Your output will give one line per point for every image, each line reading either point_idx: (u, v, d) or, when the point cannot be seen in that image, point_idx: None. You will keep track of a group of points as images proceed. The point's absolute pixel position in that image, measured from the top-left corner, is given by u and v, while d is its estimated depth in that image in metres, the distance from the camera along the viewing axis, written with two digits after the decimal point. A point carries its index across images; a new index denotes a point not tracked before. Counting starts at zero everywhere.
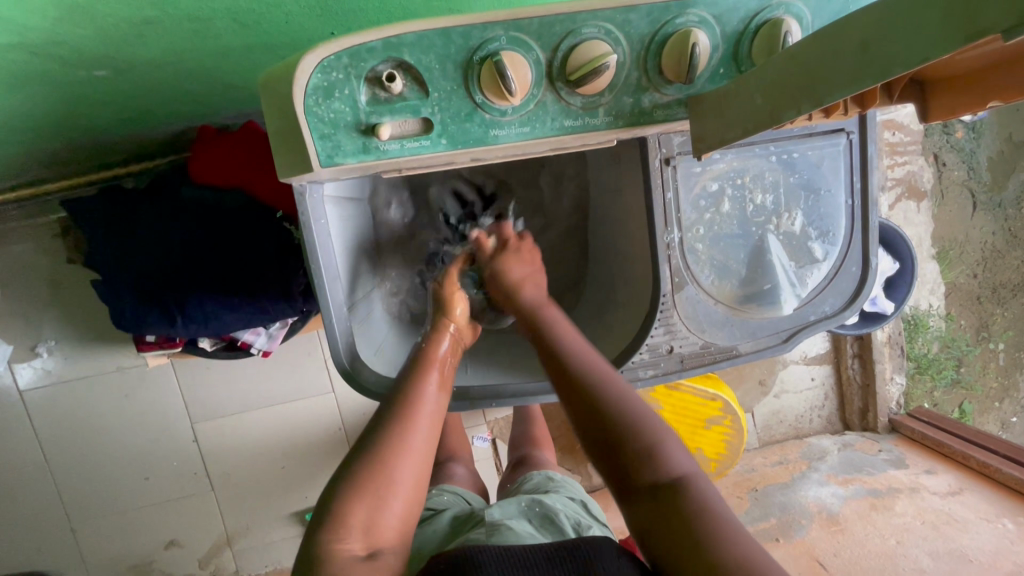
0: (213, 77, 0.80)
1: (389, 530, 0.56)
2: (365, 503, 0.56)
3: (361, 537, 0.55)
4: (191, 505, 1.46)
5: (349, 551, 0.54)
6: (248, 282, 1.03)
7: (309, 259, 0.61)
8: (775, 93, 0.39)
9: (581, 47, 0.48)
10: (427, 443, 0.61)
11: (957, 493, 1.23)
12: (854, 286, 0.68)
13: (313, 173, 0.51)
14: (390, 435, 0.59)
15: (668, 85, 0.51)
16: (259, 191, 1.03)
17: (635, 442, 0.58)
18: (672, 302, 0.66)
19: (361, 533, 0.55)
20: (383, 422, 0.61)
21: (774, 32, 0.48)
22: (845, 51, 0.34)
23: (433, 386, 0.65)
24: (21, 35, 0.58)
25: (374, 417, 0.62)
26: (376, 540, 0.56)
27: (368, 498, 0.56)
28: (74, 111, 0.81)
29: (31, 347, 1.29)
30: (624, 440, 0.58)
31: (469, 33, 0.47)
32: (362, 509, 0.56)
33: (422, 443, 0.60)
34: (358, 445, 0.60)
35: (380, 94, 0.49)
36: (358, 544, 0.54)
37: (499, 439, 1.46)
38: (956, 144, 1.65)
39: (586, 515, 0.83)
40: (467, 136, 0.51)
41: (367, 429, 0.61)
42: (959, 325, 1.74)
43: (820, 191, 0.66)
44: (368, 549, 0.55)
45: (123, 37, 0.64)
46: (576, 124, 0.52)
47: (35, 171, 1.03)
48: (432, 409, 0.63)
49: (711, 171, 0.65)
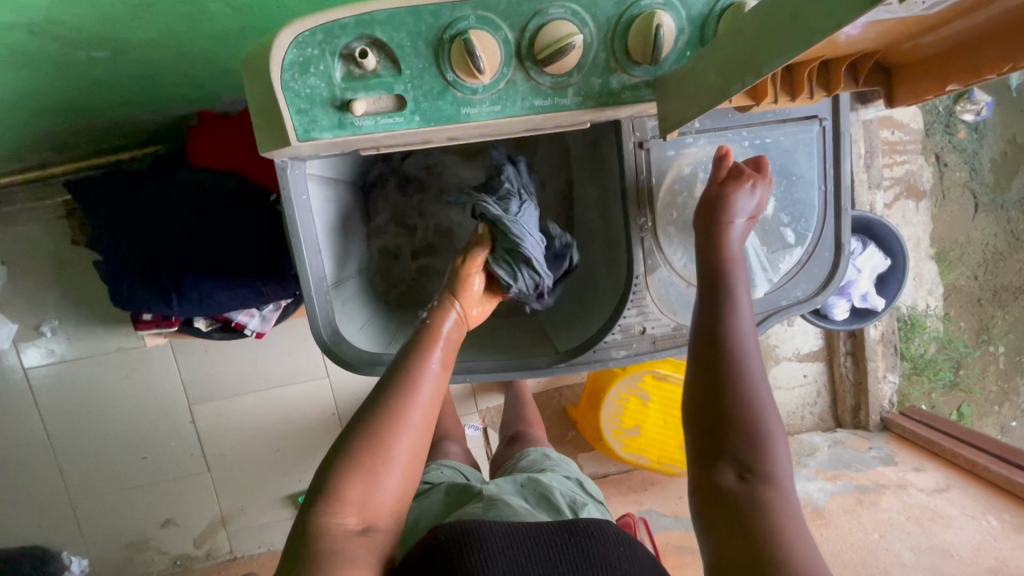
0: (208, 61, 0.83)
1: (383, 505, 0.58)
2: (357, 477, 0.58)
3: (355, 511, 0.57)
4: (188, 485, 1.50)
5: (341, 524, 0.56)
6: (243, 263, 1.06)
7: (290, 234, 0.63)
8: (726, 70, 0.40)
9: (547, 28, 0.49)
10: (424, 421, 0.62)
11: (943, 490, 1.23)
12: (826, 272, 0.69)
13: (292, 147, 0.53)
14: (391, 412, 0.60)
15: (635, 66, 0.52)
16: (254, 175, 1.05)
17: (743, 426, 0.53)
18: (644, 283, 0.67)
19: (355, 507, 0.57)
20: (379, 400, 0.62)
21: (736, 15, 0.49)
22: (779, 23, 0.34)
23: (435, 363, 0.65)
24: (23, 13, 0.60)
25: (374, 391, 0.63)
26: (370, 516, 0.58)
27: (361, 473, 0.58)
28: (77, 93, 0.84)
29: (36, 326, 1.33)
30: (737, 422, 0.53)
31: (439, 12, 0.49)
32: (356, 486, 0.57)
33: (418, 421, 0.61)
34: (354, 421, 0.62)
35: (355, 71, 0.51)
36: (351, 519, 0.57)
37: (490, 427, 1.48)
38: (958, 144, 1.64)
39: (582, 493, 0.85)
40: (439, 113, 0.53)
41: (364, 405, 0.62)
42: (958, 327, 1.73)
43: (794, 177, 0.67)
44: (362, 524, 0.57)
45: (119, 18, 0.66)
46: (546, 103, 0.53)
47: (41, 153, 1.06)
48: (432, 387, 0.63)
49: (685, 156, 0.66)
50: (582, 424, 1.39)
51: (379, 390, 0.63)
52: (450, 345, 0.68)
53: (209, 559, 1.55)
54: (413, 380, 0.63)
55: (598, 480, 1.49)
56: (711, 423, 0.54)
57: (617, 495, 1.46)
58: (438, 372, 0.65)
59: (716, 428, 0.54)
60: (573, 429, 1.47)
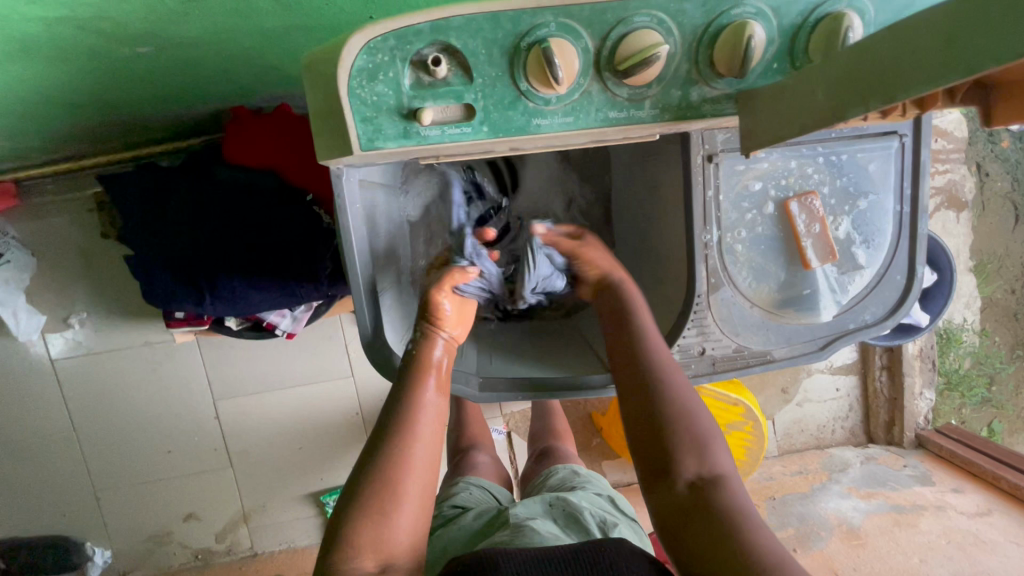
0: (250, 58, 0.81)
1: (398, 546, 0.56)
2: (370, 521, 0.56)
3: (370, 555, 0.55)
4: (211, 480, 1.50)
5: (357, 569, 0.54)
6: (278, 264, 1.04)
7: (343, 243, 0.62)
8: (841, 89, 0.38)
9: (631, 37, 0.46)
10: (427, 454, 0.61)
11: (985, 514, 1.19)
12: (897, 295, 0.66)
13: (353, 156, 0.51)
14: (393, 449, 0.59)
15: (718, 78, 0.49)
16: (290, 174, 1.03)
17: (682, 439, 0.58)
18: (706, 303, 0.64)
19: (370, 551, 0.55)
20: (383, 439, 0.60)
21: (834, 27, 0.46)
22: (927, 44, 0.33)
23: (431, 392, 0.64)
24: (70, 8, 0.58)
25: (376, 432, 0.62)
26: (386, 555, 0.56)
27: (373, 516, 0.56)
28: (116, 87, 0.82)
29: (64, 318, 1.33)
30: (675, 427, 0.58)
31: (518, 19, 0.46)
32: (368, 527, 0.56)
33: (423, 454, 0.60)
34: (361, 463, 0.60)
35: (424, 78, 0.48)
36: (367, 562, 0.55)
37: (515, 432, 1.45)
38: (1001, 154, 1.59)
39: (614, 512, 0.82)
40: (509, 124, 0.50)
41: (370, 444, 0.61)
42: (994, 342, 1.68)
43: (869, 196, 0.63)
44: (379, 565, 0.55)
45: (168, 14, 0.64)
46: (621, 115, 0.50)
47: (76, 145, 1.05)
48: (432, 414, 0.62)
49: (755, 170, 0.63)
50: (609, 432, 1.36)
51: (382, 428, 0.62)
52: (444, 372, 0.66)
53: (230, 555, 1.55)
54: (413, 410, 0.62)
55: (622, 490, 1.47)
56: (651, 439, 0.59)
57: (642, 505, 1.44)
58: (437, 403, 0.63)
59: (658, 442, 0.58)
60: (599, 437, 1.45)
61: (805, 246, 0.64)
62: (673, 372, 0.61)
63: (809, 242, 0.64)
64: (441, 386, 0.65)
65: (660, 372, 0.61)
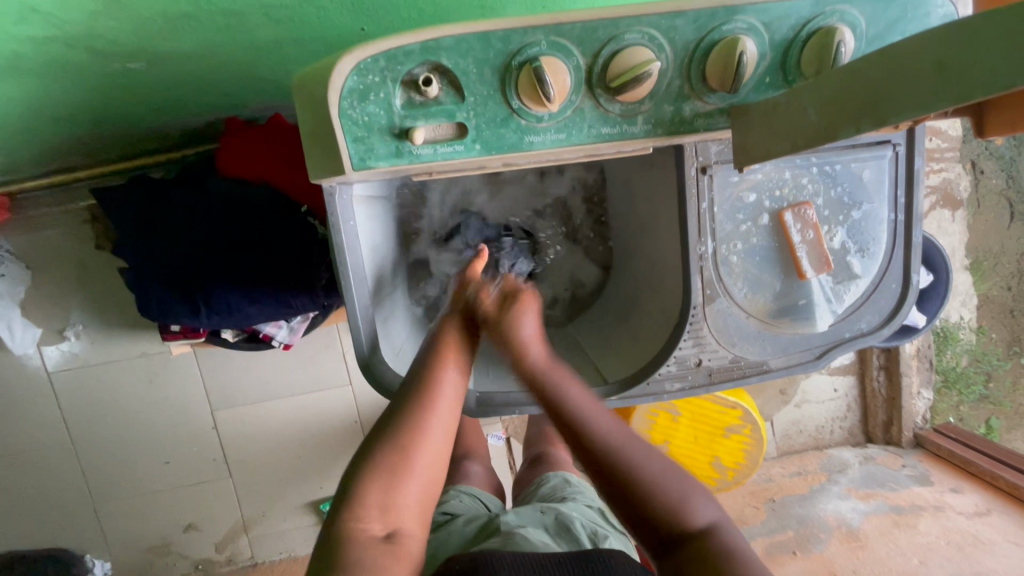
0: (242, 72, 0.80)
1: (408, 510, 0.56)
2: (383, 482, 0.56)
3: (379, 517, 0.55)
4: (210, 490, 1.49)
5: (367, 531, 0.54)
6: (273, 275, 1.04)
7: (337, 259, 0.61)
8: (832, 109, 0.39)
9: (623, 54, 0.46)
10: (446, 426, 0.61)
11: (983, 514, 1.20)
12: (893, 304, 0.66)
13: (345, 176, 0.51)
14: (414, 414, 0.60)
15: (711, 93, 0.49)
16: (285, 186, 1.03)
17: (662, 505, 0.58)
18: (702, 314, 0.64)
19: (380, 513, 0.55)
20: (401, 405, 0.61)
21: (826, 41, 0.46)
22: (919, 70, 0.34)
23: (452, 372, 0.64)
24: (58, 27, 0.58)
25: (395, 402, 0.62)
26: (394, 521, 0.55)
27: (387, 476, 0.56)
28: (108, 102, 0.81)
29: (60, 331, 1.32)
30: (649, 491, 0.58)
31: (509, 37, 0.46)
32: (378, 490, 0.56)
33: (441, 429, 0.60)
34: (378, 427, 0.60)
35: (415, 98, 0.48)
36: (375, 525, 0.54)
37: (514, 437, 1.45)
38: (996, 152, 1.59)
39: (604, 524, 0.82)
40: (501, 141, 0.50)
41: (389, 409, 0.62)
42: (990, 339, 1.68)
43: (863, 205, 0.63)
44: (387, 529, 0.55)
45: (159, 31, 0.64)
46: (614, 131, 0.50)
47: (68, 158, 1.05)
48: (452, 392, 0.62)
49: (749, 181, 0.63)
50: None
51: (400, 396, 0.62)
52: (467, 352, 0.68)
53: (230, 564, 1.55)
54: (433, 384, 0.62)
55: None
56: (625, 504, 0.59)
57: None
58: (458, 377, 0.64)
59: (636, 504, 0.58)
60: None
61: (801, 256, 0.64)
62: (636, 441, 0.61)
63: (804, 251, 0.64)
64: (463, 368, 0.66)
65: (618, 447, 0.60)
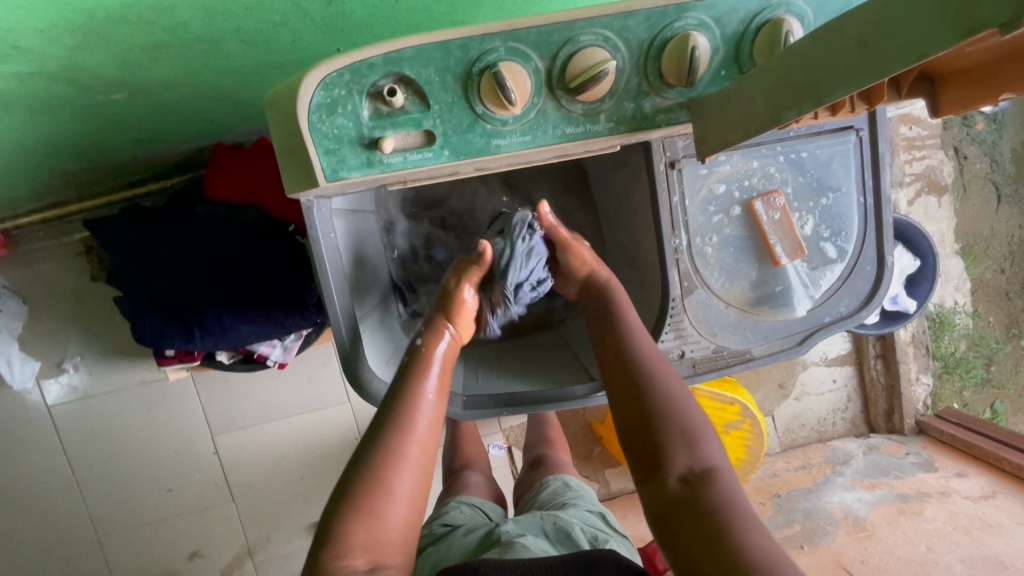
0: (223, 96, 0.82)
1: (389, 544, 0.57)
2: (361, 519, 0.56)
3: (362, 553, 0.55)
4: (213, 516, 1.48)
5: (349, 567, 0.55)
6: (264, 295, 1.05)
7: (318, 268, 0.63)
8: (776, 95, 0.41)
9: (579, 56, 0.48)
10: (425, 455, 0.61)
11: (990, 497, 1.19)
12: (870, 286, 0.67)
13: (319, 188, 0.52)
14: (389, 447, 0.59)
15: (669, 89, 0.51)
16: (272, 206, 1.04)
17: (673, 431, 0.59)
18: (682, 306, 0.65)
19: (362, 549, 0.55)
20: (382, 423, 0.61)
21: (774, 32, 0.48)
22: (845, 48, 0.35)
23: (431, 392, 0.63)
24: (40, 62, 0.60)
25: (370, 431, 0.61)
26: (378, 554, 0.56)
27: (365, 515, 0.56)
28: (94, 134, 0.83)
29: (58, 363, 1.33)
30: (667, 426, 0.59)
31: (468, 46, 0.48)
32: (360, 526, 0.56)
33: (418, 456, 0.60)
34: (355, 458, 0.60)
35: (382, 108, 0.50)
36: (358, 562, 0.55)
37: (515, 446, 1.44)
38: (977, 136, 1.60)
39: (605, 528, 0.82)
40: (469, 146, 0.52)
41: (363, 441, 0.61)
42: (988, 322, 1.67)
43: (832, 191, 0.65)
44: (369, 564, 0.55)
45: (137, 62, 0.65)
46: (577, 131, 0.52)
47: (61, 192, 1.07)
48: (430, 415, 0.62)
49: (718, 173, 0.64)
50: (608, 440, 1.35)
51: (375, 424, 0.61)
52: (444, 371, 0.66)
53: None
54: (410, 412, 0.61)
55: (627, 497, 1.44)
56: (637, 431, 0.60)
57: None
58: (436, 401, 0.63)
59: (647, 433, 0.60)
60: (599, 445, 1.43)
61: (774, 244, 0.66)
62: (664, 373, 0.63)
63: (778, 238, 0.65)
64: (441, 389, 0.65)
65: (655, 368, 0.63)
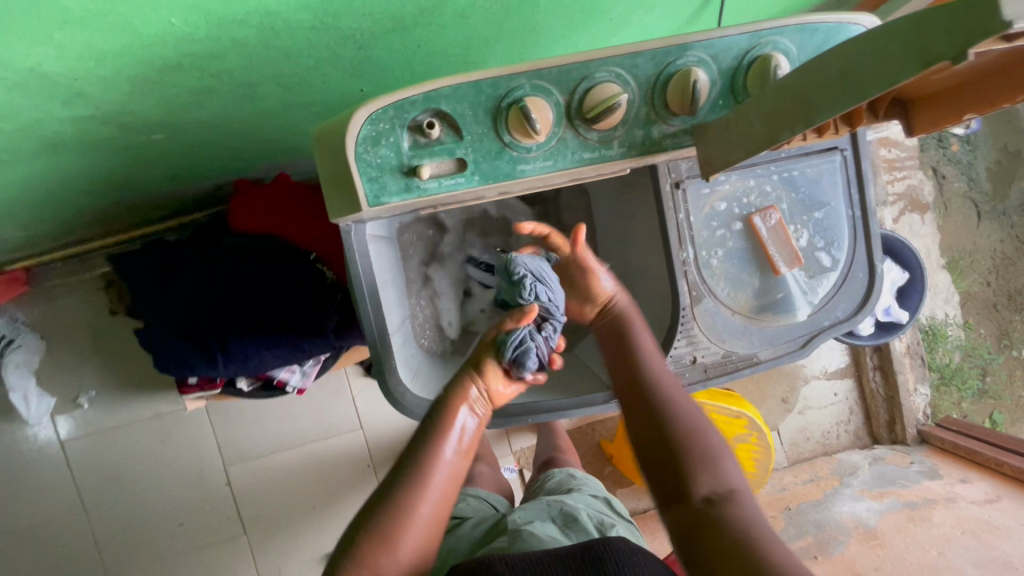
0: (254, 135, 0.88)
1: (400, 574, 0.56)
2: (378, 547, 0.56)
3: None
4: (223, 551, 1.46)
5: None
6: (284, 322, 1.08)
7: (355, 287, 0.67)
8: (771, 118, 0.47)
9: (595, 90, 0.54)
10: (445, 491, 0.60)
11: (995, 500, 1.21)
12: (863, 291, 0.72)
13: (361, 213, 0.57)
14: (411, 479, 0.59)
15: (674, 117, 0.57)
16: (293, 236, 1.10)
17: (694, 454, 0.62)
18: (691, 314, 0.71)
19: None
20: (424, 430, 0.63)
21: (765, 66, 0.54)
22: (826, 78, 0.42)
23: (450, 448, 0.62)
24: (97, 107, 0.65)
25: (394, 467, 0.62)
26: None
27: (380, 543, 0.56)
28: (130, 172, 0.89)
29: (73, 398, 1.35)
30: (692, 471, 0.61)
31: (497, 84, 0.54)
32: (374, 549, 0.56)
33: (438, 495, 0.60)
34: (377, 496, 0.60)
35: (420, 140, 0.56)
36: None
37: (526, 468, 1.46)
38: (953, 157, 1.70)
39: (610, 513, 0.85)
40: (497, 171, 0.57)
41: (392, 470, 0.62)
42: (979, 334, 1.73)
43: (823, 206, 0.72)
44: None
45: (182, 105, 0.71)
46: (594, 155, 0.58)
47: (89, 229, 1.12)
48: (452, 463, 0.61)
49: (718, 192, 0.71)
50: (619, 458, 1.38)
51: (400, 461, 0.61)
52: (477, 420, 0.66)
53: None
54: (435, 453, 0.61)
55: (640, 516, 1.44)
56: (658, 453, 0.63)
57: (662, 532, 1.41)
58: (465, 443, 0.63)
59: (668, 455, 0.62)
60: (611, 464, 1.45)
61: (773, 253, 0.73)
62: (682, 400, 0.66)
63: (775, 248, 0.73)
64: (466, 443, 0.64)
65: (674, 412, 0.64)
